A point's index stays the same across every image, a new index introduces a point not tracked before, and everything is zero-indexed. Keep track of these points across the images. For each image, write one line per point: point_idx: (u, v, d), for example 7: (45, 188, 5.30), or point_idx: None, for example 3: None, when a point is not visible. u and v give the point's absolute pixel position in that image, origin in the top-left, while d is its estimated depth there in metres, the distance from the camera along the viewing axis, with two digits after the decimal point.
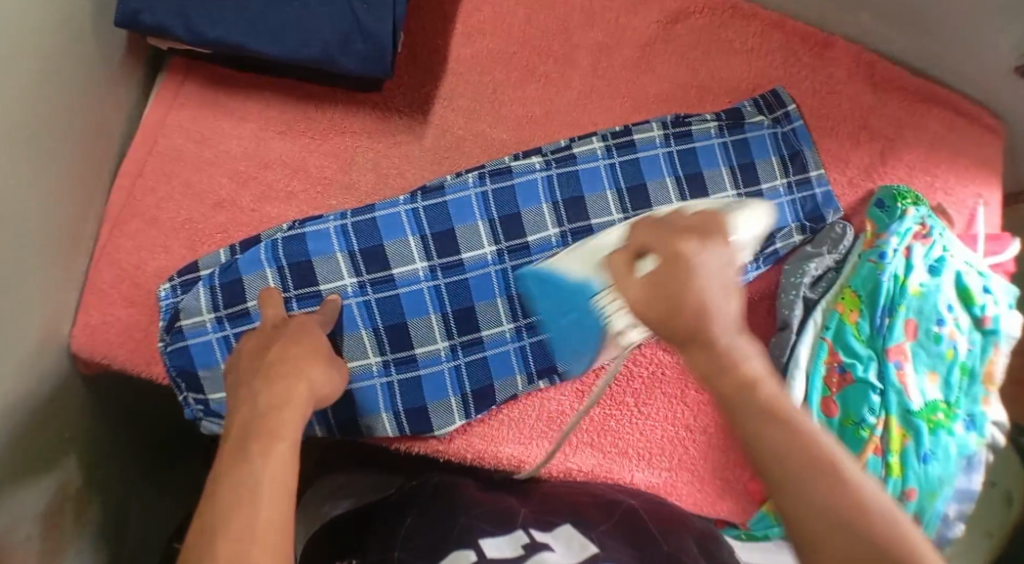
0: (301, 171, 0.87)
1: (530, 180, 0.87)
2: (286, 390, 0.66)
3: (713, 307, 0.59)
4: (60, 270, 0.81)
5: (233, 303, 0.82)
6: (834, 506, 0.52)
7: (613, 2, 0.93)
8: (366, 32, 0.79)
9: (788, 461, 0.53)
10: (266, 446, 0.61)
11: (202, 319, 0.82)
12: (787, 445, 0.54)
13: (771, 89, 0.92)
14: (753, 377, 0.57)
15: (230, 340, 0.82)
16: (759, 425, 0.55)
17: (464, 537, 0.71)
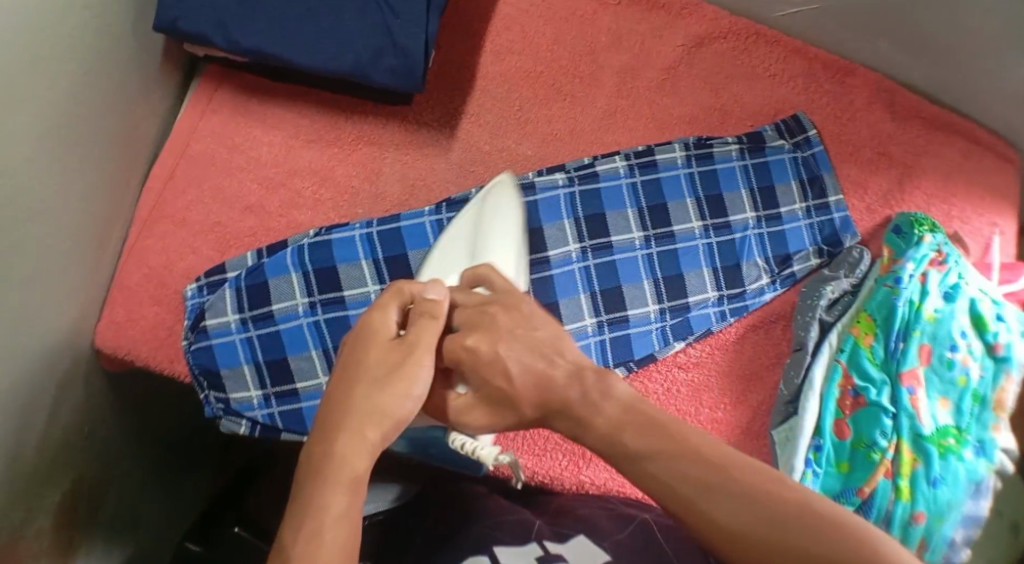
0: (329, 180, 0.89)
1: (553, 197, 0.88)
2: (362, 419, 0.62)
3: (548, 371, 0.63)
4: (89, 267, 0.83)
5: (258, 305, 0.84)
6: (755, 521, 0.55)
7: (639, 24, 0.95)
8: (398, 46, 0.80)
9: (673, 496, 0.57)
10: (329, 484, 0.59)
11: (227, 320, 0.84)
12: (672, 476, 0.57)
13: (793, 115, 0.94)
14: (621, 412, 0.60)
15: (253, 342, 0.84)
16: (639, 466, 0.59)
17: (478, 544, 0.74)
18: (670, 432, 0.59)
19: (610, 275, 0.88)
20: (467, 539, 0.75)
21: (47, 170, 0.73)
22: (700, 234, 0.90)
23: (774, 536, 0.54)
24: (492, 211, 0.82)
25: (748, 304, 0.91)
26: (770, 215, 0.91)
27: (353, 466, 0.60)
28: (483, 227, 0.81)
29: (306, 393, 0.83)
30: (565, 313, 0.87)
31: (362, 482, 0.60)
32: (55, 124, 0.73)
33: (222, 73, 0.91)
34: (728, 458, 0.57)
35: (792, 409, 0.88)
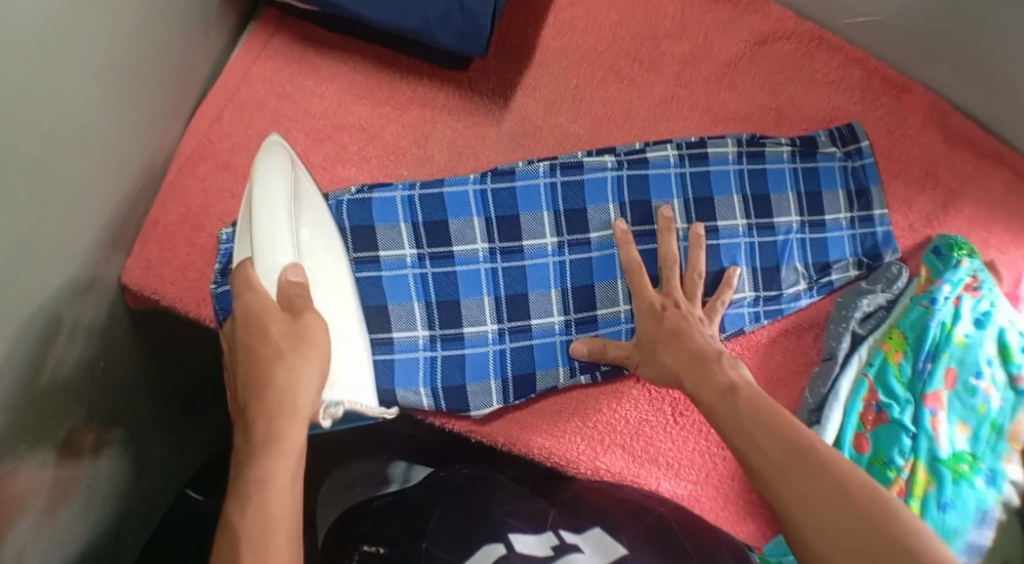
0: (377, 139, 0.88)
1: (600, 178, 0.87)
2: (284, 360, 0.65)
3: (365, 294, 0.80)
4: (128, 200, 0.82)
5: None
6: (822, 485, 0.62)
7: (704, 15, 0.94)
8: (467, 11, 0.79)
9: (757, 451, 0.66)
10: (268, 412, 0.62)
11: None
12: (762, 434, 0.67)
13: (847, 123, 0.93)
14: (732, 383, 0.73)
15: None
16: (736, 424, 0.69)
17: (497, 528, 0.73)
18: (765, 404, 0.70)
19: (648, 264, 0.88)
20: (485, 523, 0.74)
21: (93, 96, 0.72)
22: (743, 232, 0.89)
23: (837, 500, 0.61)
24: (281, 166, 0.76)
25: (783, 307, 0.91)
26: (814, 222, 0.91)
27: (297, 392, 0.64)
28: (263, 192, 0.74)
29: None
30: (599, 297, 0.87)
31: (301, 454, 0.62)
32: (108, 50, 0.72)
33: (280, 19, 0.90)
34: (808, 438, 0.66)
35: (815, 419, 0.88)
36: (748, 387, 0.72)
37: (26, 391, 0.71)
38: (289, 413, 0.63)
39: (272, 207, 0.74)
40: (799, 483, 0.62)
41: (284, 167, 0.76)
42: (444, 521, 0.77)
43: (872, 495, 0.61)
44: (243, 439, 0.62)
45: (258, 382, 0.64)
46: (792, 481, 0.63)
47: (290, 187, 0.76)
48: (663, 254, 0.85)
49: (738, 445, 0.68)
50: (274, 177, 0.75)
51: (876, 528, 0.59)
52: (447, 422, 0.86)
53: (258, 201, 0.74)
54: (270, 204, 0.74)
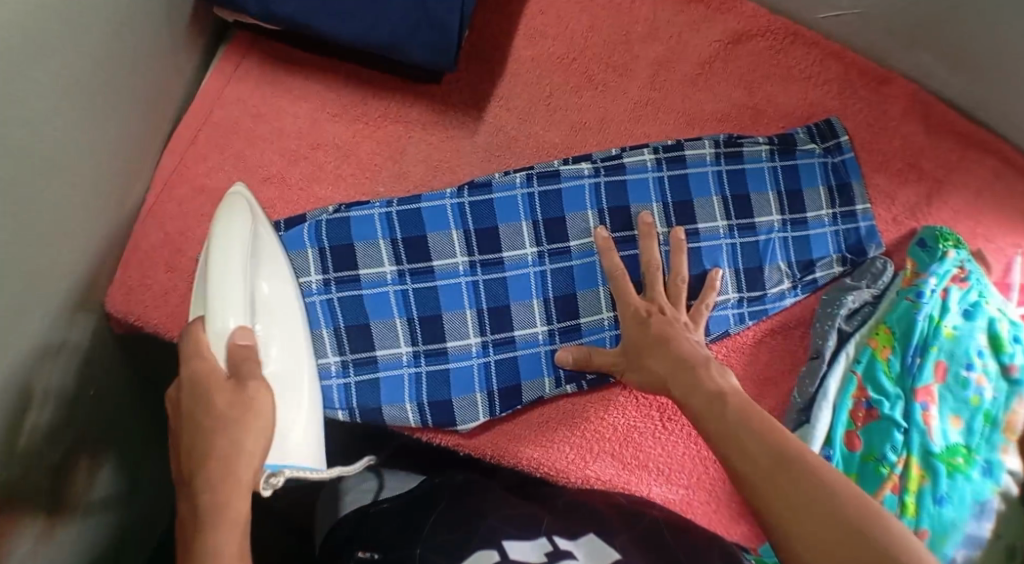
0: (353, 156, 0.87)
1: (578, 187, 0.87)
2: (228, 429, 0.65)
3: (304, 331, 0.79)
4: (106, 228, 0.81)
5: None
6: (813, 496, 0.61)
7: (677, 17, 0.93)
8: (434, 22, 0.78)
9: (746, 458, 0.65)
10: (211, 479, 0.63)
11: None
12: (751, 440, 0.66)
13: (825, 119, 0.92)
14: (720, 390, 0.72)
15: None
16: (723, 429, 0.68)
17: (489, 535, 0.72)
18: (753, 411, 0.69)
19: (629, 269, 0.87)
20: (477, 529, 0.74)
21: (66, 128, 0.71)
22: (724, 234, 0.89)
23: (828, 510, 0.60)
24: (240, 215, 0.74)
25: (767, 307, 0.90)
26: (796, 220, 0.91)
27: (240, 461, 0.64)
28: (224, 247, 0.71)
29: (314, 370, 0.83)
30: (582, 305, 0.86)
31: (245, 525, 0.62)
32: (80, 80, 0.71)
33: (251, 40, 0.90)
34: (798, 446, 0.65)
35: (805, 418, 0.88)
36: (736, 393, 0.71)
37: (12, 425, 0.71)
38: (231, 482, 0.63)
39: (233, 264, 0.71)
40: (790, 488, 0.62)
41: (243, 215, 0.74)
42: (438, 525, 0.76)
43: (863, 505, 0.60)
44: (186, 505, 0.63)
45: (200, 451, 0.64)
46: (782, 485, 0.62)
47: (250, 235, 0.74)
48: (646, 260, 0.85)
49: (726, 451, 0.67)
50: (230, 231, 0.73)
51: (869, 534, 0.58)
52: (434, 437, 0.86)
53: (217, 256, 0.71)
54: (229, 257, 0.71)
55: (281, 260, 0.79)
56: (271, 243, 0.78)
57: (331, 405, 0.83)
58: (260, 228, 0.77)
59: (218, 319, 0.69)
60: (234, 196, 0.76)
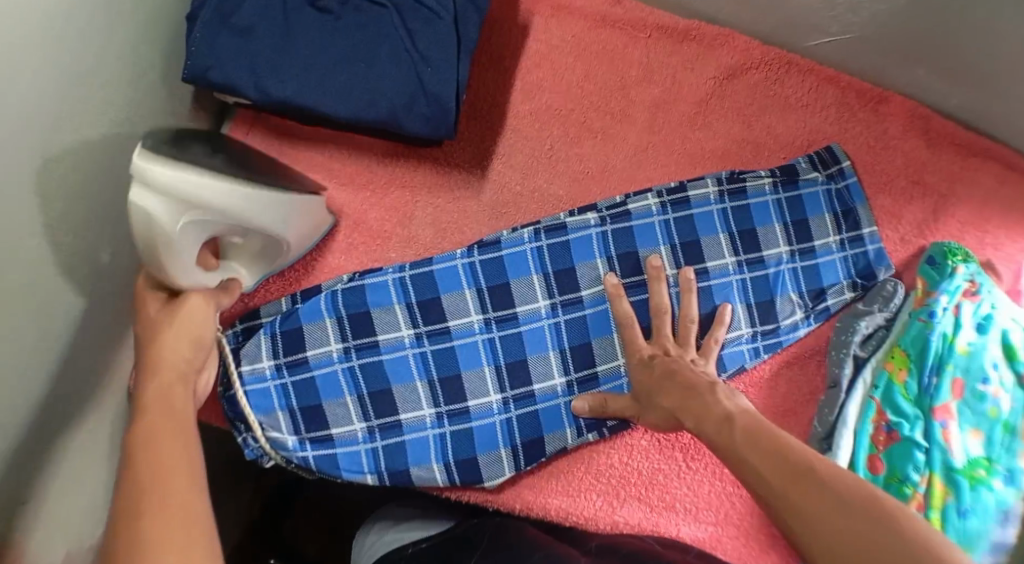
0: (361, 224, 0.88)
1: (586, 236, 0.88)
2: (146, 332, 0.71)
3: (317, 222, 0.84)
4: (124, 317, 0.83)
5: (293, 351, 0.84)
6: (825, 506, 0.61)
7: (671, 57, 0.93)
8: (430, 95, 0.80)
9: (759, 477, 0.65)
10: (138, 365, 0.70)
11: (262, 366, 0.84)
12: (760, 457, 0.66)
13: (826, 146, 0.93)
14: (728, 413, 0.72)
15: (289, 388, 0.84)
16: (737, 448, 0.69)
17: None
18: (762, 430, 0.69)
19: (642, 311, 0.88)
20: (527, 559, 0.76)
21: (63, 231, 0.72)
22: (734, 270, 0.90)
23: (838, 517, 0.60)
24: (194, 202, 0.65)
25: (782, 339, 0.91)
26: (804, 250, 0.91)
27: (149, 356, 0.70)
28: (160, 221, 0.64)
29: (341, 437, 0.85)
30: (598, 353, 0.87)
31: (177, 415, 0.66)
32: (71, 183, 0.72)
33: (250, 118, 0.90)
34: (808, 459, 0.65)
35: (827, 446, 0.89)
36: (744, 414, 0.72)
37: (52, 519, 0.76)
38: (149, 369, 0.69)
39: (180, 237, 0.67)
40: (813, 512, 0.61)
41: (222, 205, 0.67)
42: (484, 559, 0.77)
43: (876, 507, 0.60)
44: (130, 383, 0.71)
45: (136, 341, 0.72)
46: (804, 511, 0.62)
47: (226, 219, 0.69)
48: (656, 304, 0.85)
49: (740, 473, 0.68)
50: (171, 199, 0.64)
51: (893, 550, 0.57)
52: (460, 492, 0.87)
53: (138, 219, 0.64)
54: (148, 230, 0.65)
55: (244, 224, 0.71)
56: (234, 215, 0.69)
57: (359, 469, 0.85)
58: (235, 211, 0.69)
59: (162, 263, 0.69)
60: (158, 182, 0.63)
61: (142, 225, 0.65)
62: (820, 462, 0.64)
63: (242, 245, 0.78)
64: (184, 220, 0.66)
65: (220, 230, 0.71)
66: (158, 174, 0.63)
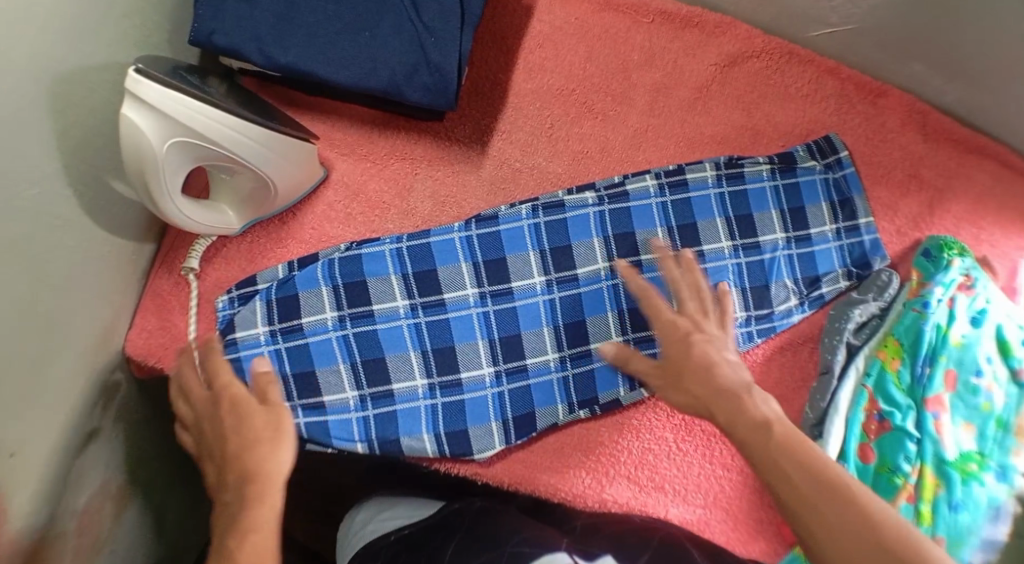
0: (361, 195, 0.90)
1: (583, 215, 0.88)
2: (259, 449, 0.74)
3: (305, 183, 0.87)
4: (117, 277, 0.85)
5: (287, 318, 0.85)
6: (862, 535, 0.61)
7: (672, 42, 0.95)
8: (432, 65, 0.81)
9: (795, 494, 0.64)
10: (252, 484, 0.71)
11: (256, 332, 0.85)
12: (799, 470, 0.65)
13: (824, 135, 0.94)
14: (766, 419, 0.69)
15: (282, 355, 0.85)
16: (775, 456, 0.66)
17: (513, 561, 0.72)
18: (808, 448, 0.66)
19: (637, 294, 0.88)
20: (499, 558, 0.74)
21: (63, 181, 0.74)
22: (729, 254, 0.90)
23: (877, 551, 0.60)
24: (170, 116, 0.72)
25: (775, 325, 0.91)
26: (800, 237, 0.92)
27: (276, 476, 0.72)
28: (140, 133, 0.71)
29: (333, 405, 0.85)
30: (592, 331, 0.88)
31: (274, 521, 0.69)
32: (73, 136, 0.74)
33: (257, 84, 0.90)
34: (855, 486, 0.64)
35: (817, 433, 0.89)
36: (782, 421, 0.69)
37: (51, 478, 0.77)
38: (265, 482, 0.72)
39: (157, 150, 0.72)
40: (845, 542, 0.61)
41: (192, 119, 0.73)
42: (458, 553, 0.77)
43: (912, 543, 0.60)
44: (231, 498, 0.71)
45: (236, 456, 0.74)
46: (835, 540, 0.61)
47: (201, 137, 0.74)
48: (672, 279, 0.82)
49: (772, 483, 0.66)
50: (145, 110, 0.71)
51: None
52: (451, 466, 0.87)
53: (122, 129, 0.71)
54: (130, 142, 0.72)
55: (223, 148, 0.76)
56: (211, 135, 0.75)
57: (350, 438, 0.85)
58: (205, 128, 0.74)
59: (144, 182, 0.75)
60: (140, 91, 0.70)
61: (124, 132, 0.72)
62: (859, 486, 0.64)
63: (231, 185, 0.83)
64: (158, 130, 0.72)
65: (201, 159, 0.77)
66: (143, 85, 0.70)
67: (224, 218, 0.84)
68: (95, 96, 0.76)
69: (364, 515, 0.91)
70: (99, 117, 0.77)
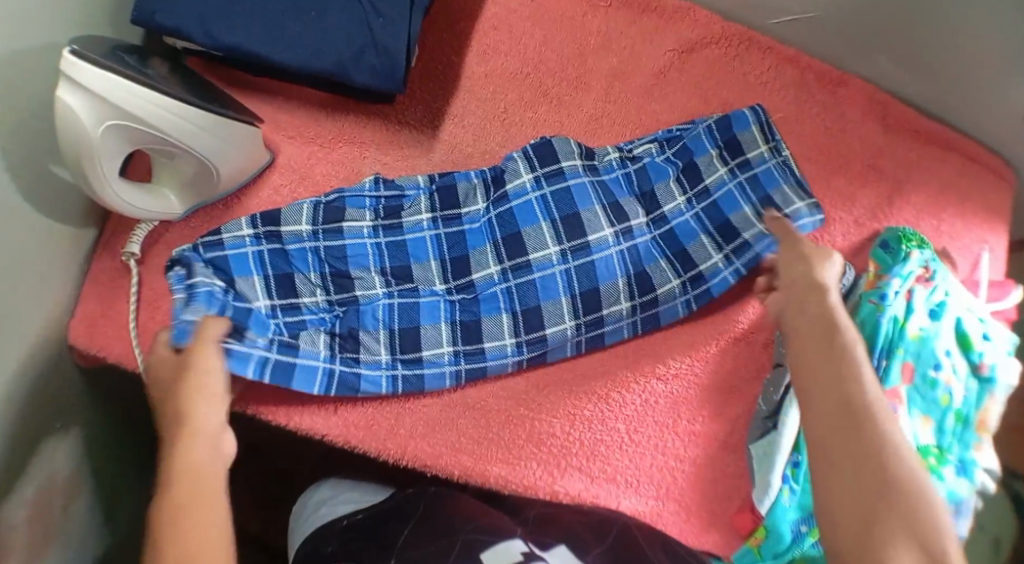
0: (308, 179, 0.88)
1: (526, 202, 0.87)
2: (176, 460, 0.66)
3: (250, 164, 0.85)
4: (59, 262, 0.83)
5: (285, 294, 0.83)
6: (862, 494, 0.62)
7: (629, 28, 0.94)
8: (380, 46, 0.80)
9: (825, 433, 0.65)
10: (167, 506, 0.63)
11: (255, 305, 0.81)
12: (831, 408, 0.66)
13: (750, 106, 0.91)
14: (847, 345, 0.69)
15: (274, 321, 0.81)
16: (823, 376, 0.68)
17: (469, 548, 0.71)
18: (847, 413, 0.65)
19: (588, 277, 0.85)
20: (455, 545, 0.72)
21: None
22: (686, 208, 0.89)
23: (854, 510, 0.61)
24: (106, 99, 0.70)
25: (710, 286, 0.86)
26: (748, 177, 0.88)
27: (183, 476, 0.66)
28: (75, 117, 0.69)
29: (305, 351, 0.81)
30: (547, 315, 0.85)
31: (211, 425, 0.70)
32: (9, 116, 0.71)
33: (203, 65, 0.89)
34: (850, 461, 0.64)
35: (771, 425, 0.84)
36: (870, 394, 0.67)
37: None
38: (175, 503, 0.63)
39: (97, 135, 0.71)
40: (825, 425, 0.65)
41: (135, 107, 0.71)
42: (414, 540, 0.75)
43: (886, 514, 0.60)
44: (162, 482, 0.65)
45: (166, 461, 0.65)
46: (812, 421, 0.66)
47: (144, 124, 0.73)
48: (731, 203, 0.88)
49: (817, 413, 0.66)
50: (81, 93, 0.69)
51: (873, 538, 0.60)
52: (404, 444, 0.83)
53: (60, 114, 0.69)
54: (66, 126, 0.70)
55: (163, 133, 0.75)
56: (150, 119, 0.73)
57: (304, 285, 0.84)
58: (150, 116, 0.73)
59: (84, 170, 0.73)
60: (75, 73, 0.68)
61: (60, 117, 0.70)
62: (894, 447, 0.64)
63: (174, 169, 0.81)
64: (99, 116, 0.70)
65: (140, 143, 0.75)
66: (77, 66, 0.68)
67: (164, 202, 0.82)
68: (34, 76, 0.73)
69: (306, 511, 0.88)
70: (38, 96, 0.75)
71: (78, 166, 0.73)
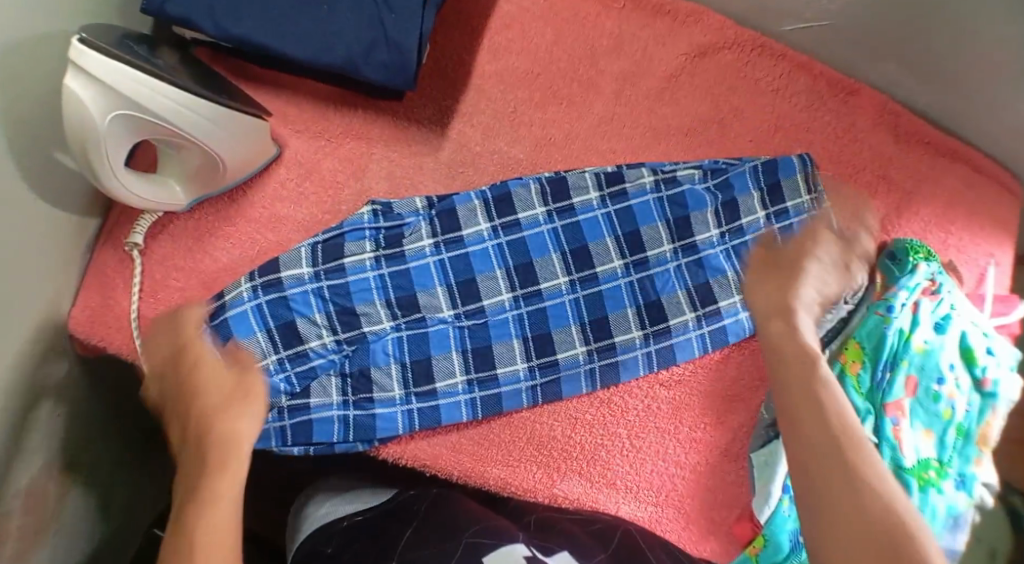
0: (315, 174, 0.88)
1: (539, 232, 0.87)
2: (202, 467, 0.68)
3: (252, 161, 0.84)
4: (62, 251, 0.82)
5: (267, 272, 0.83)
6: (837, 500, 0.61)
7: (642, 30, 0.93)
8: (392, 43, 0.79)
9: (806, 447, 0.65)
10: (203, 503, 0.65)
11: (238, 290, 0.82)
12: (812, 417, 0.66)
13: (799, 154, 0.89)
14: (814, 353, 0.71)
15: (264, 307, 0.82)
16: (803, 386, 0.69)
17: (470, 552, 0.70)
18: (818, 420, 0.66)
19: (597, 307, 0.87)
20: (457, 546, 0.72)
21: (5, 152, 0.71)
22: (670, 258, 0.88)
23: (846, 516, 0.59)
24: (113, 89, 0.69)
25: (725, 324, 0.87)
26: (733, 231, 0.88)
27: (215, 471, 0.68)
28: (81, 105, 0.69)
29: (317, 404, 0.83)
30: (558, 341, 0.86)
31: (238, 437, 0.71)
32: (17, 106, 0.71)
33: (212, 56, 0.88)
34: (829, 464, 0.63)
35: (773, 434, 0.85)
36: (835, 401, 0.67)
37: None
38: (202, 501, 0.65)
39: (103, 125, 0.70)
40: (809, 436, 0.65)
41: (143, 98, 0.71)
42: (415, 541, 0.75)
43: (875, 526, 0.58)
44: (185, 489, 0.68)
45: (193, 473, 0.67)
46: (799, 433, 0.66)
47: (151, 114, 0.72)
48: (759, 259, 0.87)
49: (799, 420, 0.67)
50: (87, 82, 0.68)
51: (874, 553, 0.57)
52: (406, 443, 0.84)
53: (67, 102, 0.69)
54: (72, 114, 0.69)
55: (170, 123, 0.74)
56: (157, 110, 0.72)
57: (308, 308, 0.83)
58: (157, 106, 0.72)
59: (89, 159, 0.72)
60: (81, 61, 0.68)
61: (66, 105, 0.69)
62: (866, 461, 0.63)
63: (180, 161, 0.81)
64: (105, 105, 0.69)
65: (146, 133, 0.74)
66: (84, 55, 0.68)
67: (170, 194, 0.82)
68: (42, 66, 0.73)
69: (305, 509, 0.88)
70: (45, 86, 0.74)
71: (82, 155, 0.72)
